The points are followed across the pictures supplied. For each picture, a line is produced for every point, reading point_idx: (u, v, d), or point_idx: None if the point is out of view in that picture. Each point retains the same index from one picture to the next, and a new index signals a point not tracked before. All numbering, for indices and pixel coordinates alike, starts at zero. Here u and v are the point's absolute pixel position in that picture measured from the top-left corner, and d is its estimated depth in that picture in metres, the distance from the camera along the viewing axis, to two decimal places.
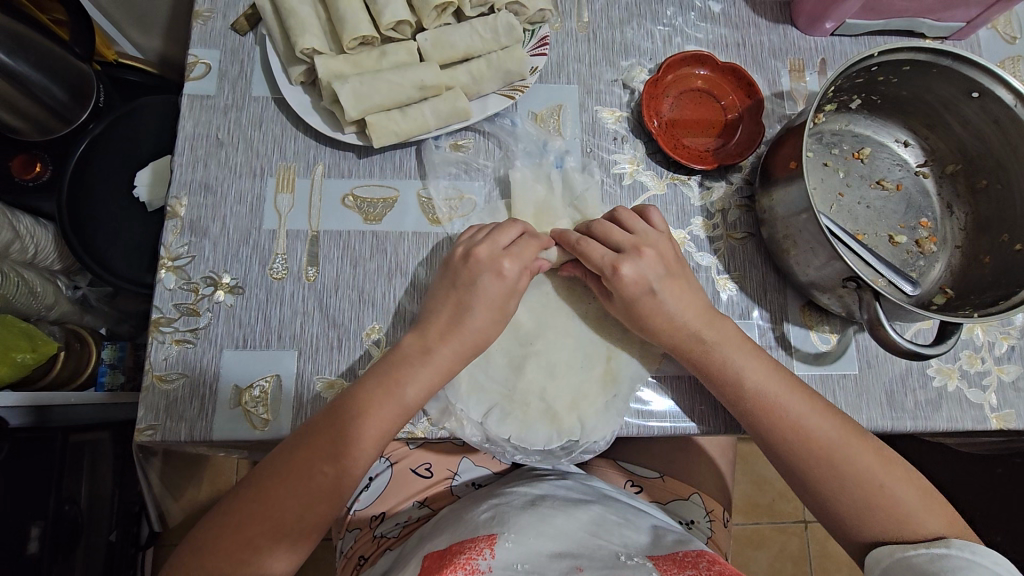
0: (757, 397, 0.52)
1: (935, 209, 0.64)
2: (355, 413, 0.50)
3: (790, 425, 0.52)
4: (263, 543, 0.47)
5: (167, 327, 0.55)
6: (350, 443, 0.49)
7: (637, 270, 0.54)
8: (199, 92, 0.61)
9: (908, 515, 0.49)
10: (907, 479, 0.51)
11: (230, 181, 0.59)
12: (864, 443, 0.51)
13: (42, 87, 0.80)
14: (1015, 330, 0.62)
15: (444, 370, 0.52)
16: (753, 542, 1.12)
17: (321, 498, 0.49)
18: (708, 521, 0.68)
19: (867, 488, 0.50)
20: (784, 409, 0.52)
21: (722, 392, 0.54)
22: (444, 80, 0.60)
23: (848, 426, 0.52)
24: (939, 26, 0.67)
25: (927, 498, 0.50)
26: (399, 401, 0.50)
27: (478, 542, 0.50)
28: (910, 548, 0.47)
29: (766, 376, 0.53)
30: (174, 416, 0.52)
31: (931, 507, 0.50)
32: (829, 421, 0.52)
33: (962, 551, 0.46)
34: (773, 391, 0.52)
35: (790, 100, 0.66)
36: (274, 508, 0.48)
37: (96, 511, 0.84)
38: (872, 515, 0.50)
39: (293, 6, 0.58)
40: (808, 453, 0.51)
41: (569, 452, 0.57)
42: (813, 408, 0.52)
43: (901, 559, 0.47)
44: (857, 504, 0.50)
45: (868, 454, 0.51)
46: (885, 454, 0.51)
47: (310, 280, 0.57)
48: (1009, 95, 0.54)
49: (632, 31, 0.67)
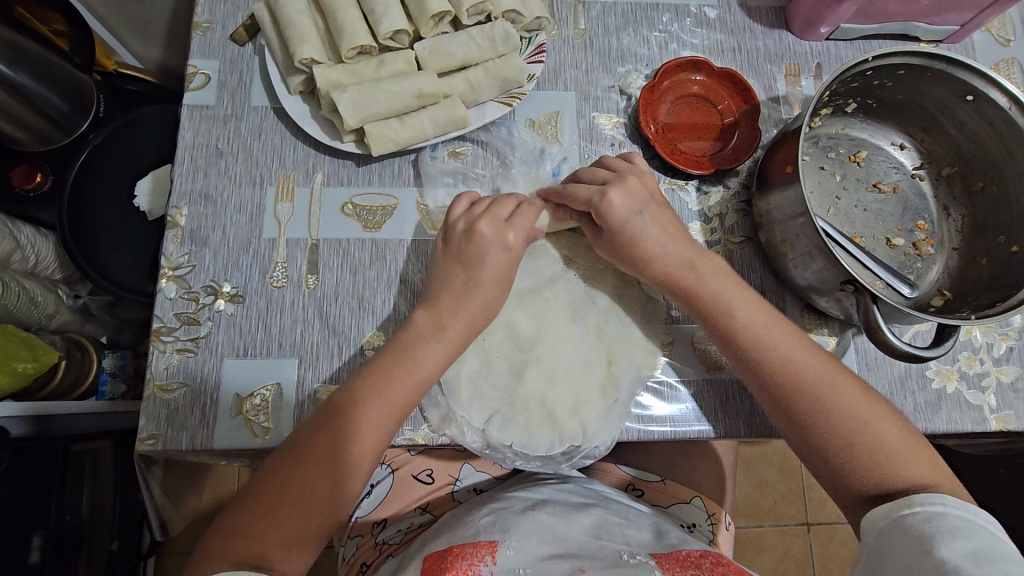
0: (744, 342, 0.53)
1: (932, 211, 0.64)
2: (362, 398, 0.50)
3: (776, 369, 0.52)
4: (289, 518, 0.47)
5: (167, 336, 0.55)
6: (364, 412, 0.49)
7: (625, 196, 0.55)
8: (198, 102, 0.62)
9: (891, 456, 0.48)
10: (893, 421, 0.50)
11: (229, 191, 0.60)
12: (847, 383, 0.51)
13: (42, 97, 0.81)
14: (1013, 331, 0.62)
15: (455, 338, 0.53)
16: (756, 546, 1.12)
17: (327, 488, 0.48)
18: (709, 525, 0.66)
19: (849, 427, 0.49)
20: (772, 346, 0.52)
21: (715, 331, 0.54)
22: (442, 88, 0.61)
23: (833, 367, 0.52)
24: (933, 29, 0.67)
25: (913, 441, 0.49)
26: (415, 371, 0.51)
27: (478, 547, 0.50)
28: (906, 506, 0.44)
29: (757, 316, 0.53)
30: (176, 425, 0.52)
31: (915, 452, 0.49)
32: (817, 364, 0.52)
33: (957, 512, 0.43)
34: (759, 331, 0.53)
35: (786, 105, 0.67)
36: (293, 493, 0.47)
37: (97, 519, 0.84)
38: (857, 458, 0.49)
39: (292, 17, 0.59)
40: (797, 395, 0.51)
41: (570, 458, 0.57)
42: (800, 347, 0.52)
43: (897, 519, 0.44)
44: (839, 447, 0.49)
45: (856, 397, 0.51)
46: (872, 396, 0.51)
47: (310, 288, 0.57)
48: (1003, 98, 0.54)
49: (628, 38, 0.68)
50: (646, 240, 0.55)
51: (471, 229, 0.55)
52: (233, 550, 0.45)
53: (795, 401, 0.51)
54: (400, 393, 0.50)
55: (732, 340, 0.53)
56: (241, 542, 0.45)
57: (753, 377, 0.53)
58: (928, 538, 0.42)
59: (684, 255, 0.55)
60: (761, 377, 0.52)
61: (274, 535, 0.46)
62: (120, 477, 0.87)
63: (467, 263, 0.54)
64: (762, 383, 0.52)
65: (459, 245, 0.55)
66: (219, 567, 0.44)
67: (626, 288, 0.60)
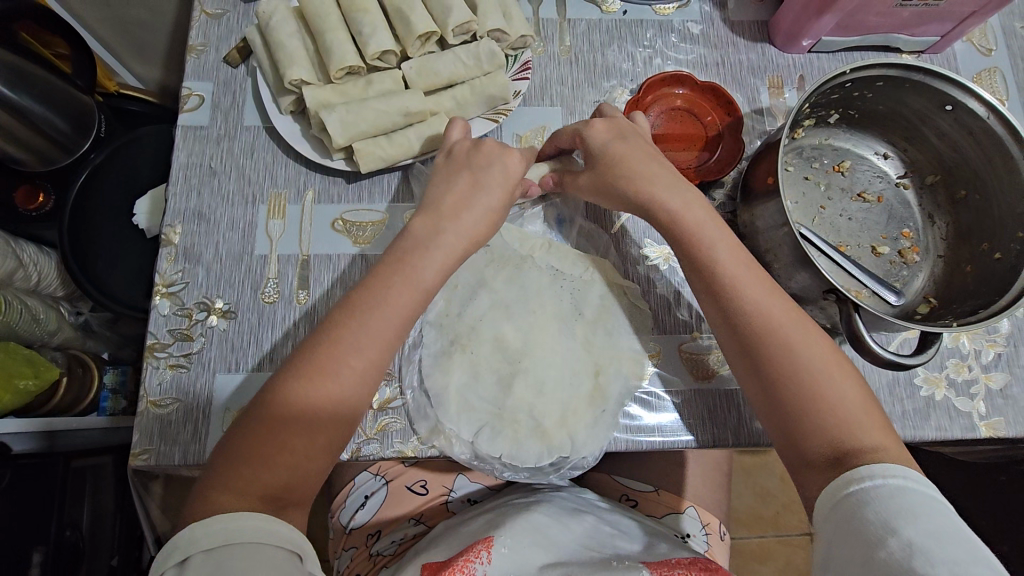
0: (717, 286, 0.53)
1: (916, 219, 0.64)
2: (359, 311, 0.49)
3: (746, 311, 0.51)
4: (285, 444, 0.45)
5: (161, 352, 0.56)
6: (363, 325, 0.49)
7: (606, 127, 0.58)
8: (193, 123, 0.63)
9: (842, 415, 0.47)
10: (850, 380, 0.49)
11: (221, 210, 0.61)
12: (811, 332, 0.51)
13: (45, 120, 0.81)
14: (1001, 337, 0.62)
15: (455, 252, 0.53)
16: (760, 556, 1.11)
17: (326, 411, 0.47)
18: (704, 535, 0.67)
19: (811, 383, 0.48)
20: (740, 292, 0.52)
21: (692, 268, 0.54)
22: (429, 106, 0.63)
23: (801, 317, 0.51)
24: (915, 40, 0.68)
25: (866, 406, 0.48)
26: (414, 277, 0.51)
27: (475, 544, 0.51)
28: (868, 478, 0.43)
29: (732, 260, 0.53)
30: (168, 439, 0.53)
31: (865, 415, 0.48)
32: (783, 310, 0.51)
33: (914, 488, 0.42)
34: (732, 274, 0.52)
35: (769, 117, 0.68)
36: (292, 420, 0.46)
37: (98, 535, 0.83)
38: (811, 408, 0.48)
39: (283, 39, 0.60)
40: (761, 338, 0.50)
41: (558, 469, 0.57)
42: (773, 297, 0.51)
43: (857, 491, 0.43)
44: (798, 395, 0.49)
45: (821, 349, 0.50)
46: (837, 354, 0.50)
47: (301, 303, 0.58)
48: (981, 107, 0.55)
49: (613, 53, 0.69)
50: (637, 169, 0.56)
51: (463, 144, 0.57)
52: (241, 480, 0.43)
53: (756, 346, 0.50)
54: (398, 302, 0.50)
55: (705, 278, 0.53)
56: (248, 471, 0.44)
57: (720, 320, 0.53)
58: (889, 513, 0.40)
59: (672, 176, 0.56)
60: (728, 322, 0.52)
61: (274, 463, 0.44)
62: (121, 489, 0.87)
63: (448, 183, 0.55)
64: (729, 327, 0.52)
65: (436, 201, 0.54)
66: (220, 495, 0.42)
67: (614, 297, 0.61)
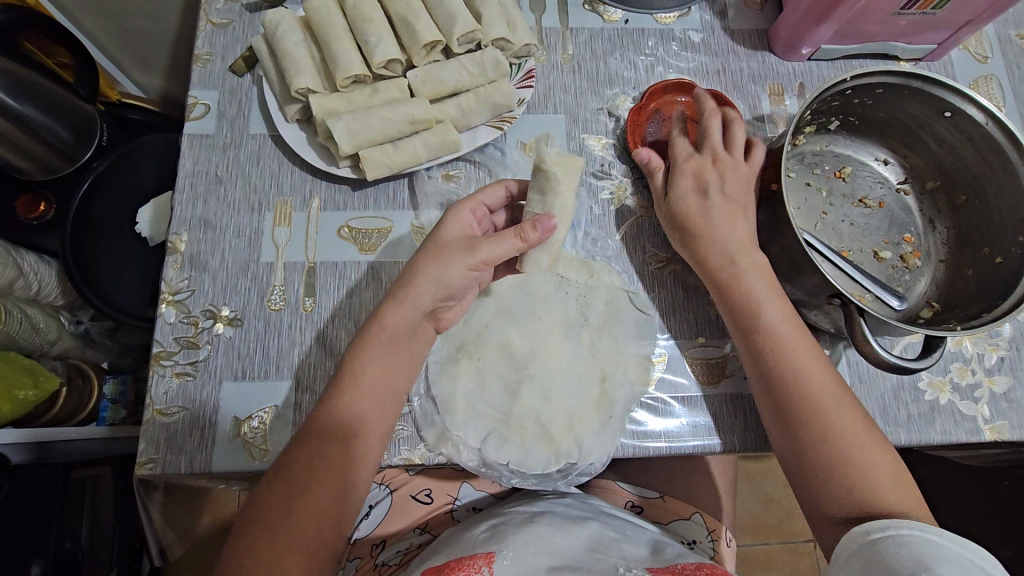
0: (761, 350, 0.53)
1: (917, 225, 0.65)
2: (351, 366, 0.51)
3: (789, 378, 0.51)
4: (293, 506, 0.45)
5: (167, 361, 0.56)
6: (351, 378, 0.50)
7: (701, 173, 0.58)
8: (199, 131, 0.64)
9: (879, 489, 0.47)
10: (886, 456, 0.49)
11: (228, 217, 0.61)
12: (849, 405, 0.51)
13: (47, 128, 0.82)
14: (1003, 341, 0.63)
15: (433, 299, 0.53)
16: (764, 563, 1.11)
17: (329, 470, 0.47)
18: (710, 541, 0.66)
19: (846, 454, 0.48)
20: (786, 359, 0.52)
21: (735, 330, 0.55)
22: (433, 114, 0.63)
23: (840, 389, 0.52)
24: (911, 48, 0.69)
25: (902, 481, 0.48)
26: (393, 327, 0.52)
27: (476, 559, 0.51)
28: (907, 526, 0.43)
29: (783, 327, 0.53)
30: (174, 449, 0.53)
31: (898, 489, 0.48)
32: (824, 380, 0.51)
33: (954, 541, 0.41)
34: (777, 341, 0.53)
35: (770, 123, 0.68)
36: (297, 479, 0.46)
37: (97, 549, 0.82)
38: (841, 478, 0.48)
39: (288, 48, 0.61)
40: (798, 405, 0.51)
41: (566, 474, 0.57)
42: (817, 369, 0.52)
43: (893, 535, 0.43)
44: (832, 465, 0.49)
45: (859, 421, 0.50)
46: (872, 428, 0.50)
47: (308, 311, 0.58)
48: (980, 113, 0.55)
49: (615, 62, 0.70)
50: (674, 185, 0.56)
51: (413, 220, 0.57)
52: (262, 545, 0.43)
53: (793, 412, 0.51)
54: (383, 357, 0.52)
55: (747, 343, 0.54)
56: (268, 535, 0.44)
57: (760, 383, 0.53)
58: (923, 555, 0.40)
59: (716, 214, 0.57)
60: (767, 386, 0.52)
61: (285, 526, 0.44)
62: (119, 503, 0.85)
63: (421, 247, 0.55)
64: (766, 393, 0.52)
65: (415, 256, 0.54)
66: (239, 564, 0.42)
67: (618, 304, 0.61)
